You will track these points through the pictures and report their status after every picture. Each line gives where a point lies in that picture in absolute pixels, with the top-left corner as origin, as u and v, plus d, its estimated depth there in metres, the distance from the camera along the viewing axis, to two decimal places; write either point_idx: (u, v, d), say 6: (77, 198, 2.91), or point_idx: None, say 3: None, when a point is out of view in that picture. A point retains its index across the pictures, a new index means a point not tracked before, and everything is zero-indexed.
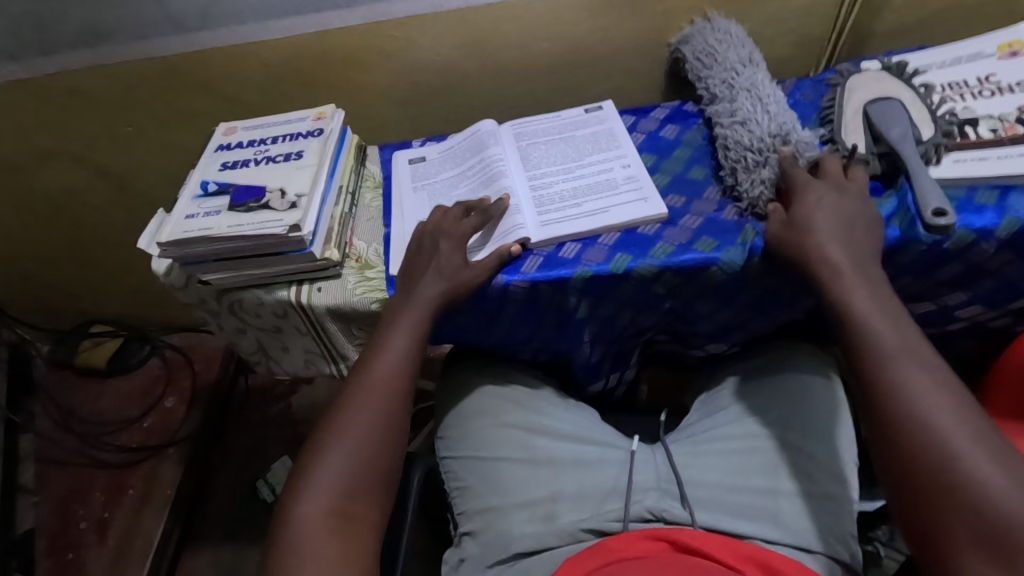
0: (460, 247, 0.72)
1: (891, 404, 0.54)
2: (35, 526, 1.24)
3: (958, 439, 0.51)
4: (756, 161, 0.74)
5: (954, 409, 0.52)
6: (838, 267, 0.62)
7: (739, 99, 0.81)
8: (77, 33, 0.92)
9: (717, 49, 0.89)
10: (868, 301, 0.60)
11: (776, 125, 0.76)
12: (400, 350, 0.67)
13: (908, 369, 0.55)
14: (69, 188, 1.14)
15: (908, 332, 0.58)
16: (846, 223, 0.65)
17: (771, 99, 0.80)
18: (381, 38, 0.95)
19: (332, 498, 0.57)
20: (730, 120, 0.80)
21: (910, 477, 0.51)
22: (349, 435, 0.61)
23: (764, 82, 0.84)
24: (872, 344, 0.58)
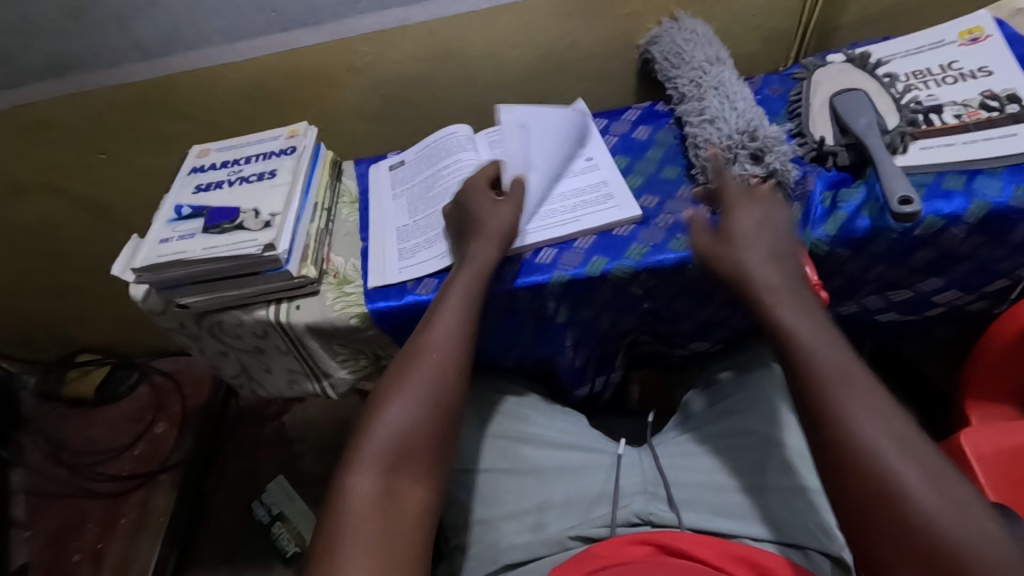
0: (495, 241, 0.70)
1: (834, 441, 0.51)
2: (28, 561, 1.23)
3: (907, 472, 0.48)
4: (726, 159, 0.75)
5: (897, 438, 0.49)
6: (767, 287, 0.61)
7: (707, 98, 0.82)
8: (45, 64, 0.92)
9: (684, 49, 0.90)
10: (806, 322, 0.58)
11: (742, 122, 0.77)
12: (455, 326, 0.64)
13: (846, 394, 0.52)
14: (46, 218, 1.14)
15: (845, 355, 0.55)
16: (774, 243, 0.64)
17: (738, 97, 0.81)
18: (350, 53, 0.95)
19: (389, 464, 0.55)
20: (699, 119, 0.81)
21: (867, 523, 0.48)
22: (412, 402, 0.58)
23: (732, 80, 0.84)
24: (810, 373, 0.55)
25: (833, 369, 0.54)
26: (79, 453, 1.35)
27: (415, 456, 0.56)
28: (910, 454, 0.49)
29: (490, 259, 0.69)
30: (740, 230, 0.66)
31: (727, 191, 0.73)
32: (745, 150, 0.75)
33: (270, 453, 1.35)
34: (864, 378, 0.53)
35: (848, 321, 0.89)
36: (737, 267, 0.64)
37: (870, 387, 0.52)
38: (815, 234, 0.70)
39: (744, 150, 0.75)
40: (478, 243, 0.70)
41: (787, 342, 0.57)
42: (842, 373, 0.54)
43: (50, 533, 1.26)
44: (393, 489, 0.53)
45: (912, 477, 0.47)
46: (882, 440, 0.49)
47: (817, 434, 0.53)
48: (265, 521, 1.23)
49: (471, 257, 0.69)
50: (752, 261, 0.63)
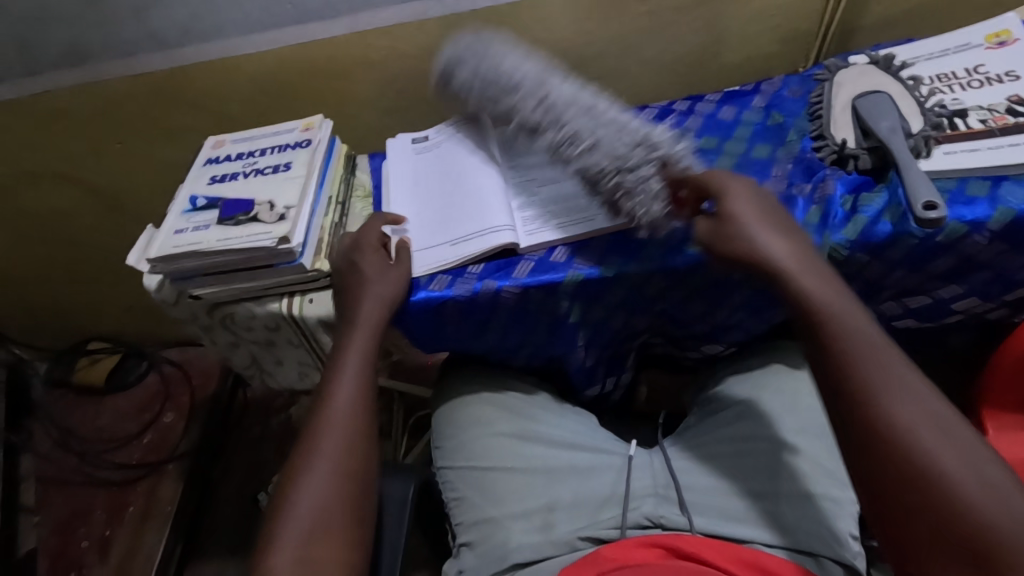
0: (380, 295, 0.69)
1: (871, 427, 0.51)
2: (37, 547, 1.24)
3: (934, 445, 0.48)
4: (635, 178, 0.68)
5: (931, 418, 0.50)
6: (789, 272, 0.60)
7: (577, 124, 0.73)
8: (63, 54, 0.92)
9: (498, 71, 0.82)
10: (832, 299, 0.58)
11: (631, 138, 0.70)
12: (356, 383, 0.64)
13: (873, 369, 0.53)
14: (60, 207, 1.14)
15: (874, 338, 0.55)
16: (783, 223, 0.64)
17: (604, 113, 0.74)
18: (366, 48, 0.95)
19: (307, 536, 0.53)
20: (580, 149, 0.71)
21: (908, 511, 0.48)
22: (319, 477, 0.57)
23: (580, 97, 0.76)
24: (841, 360, 0.54)
25: (865, 354, 0.54)
26: (88, 440, 1.36)
27: (331, 522, 0.55)
28: (942, 429, 0.49)
29: (377, 312, 0.68)
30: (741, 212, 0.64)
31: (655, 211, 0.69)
32: (649, 164, 0.69)
33: (276, 446, 1.36)
34: (896, 359, 0.53)
35: None
36: (757, 253, 0.62)
37: (900, 367, 0.53)
38: (835, 239, 0.69)
39: (647, 167, 0.68)
40: (362, 294, 0.69)
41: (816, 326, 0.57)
42: (875, 354, 0.53)
43: (59, 520, 1.27)
44: (315, 560, 0.52)
45: (949, 459, 0.48)
46: (914, 419, 0.50)
47: (840, 405, 0.53)
48: None
49: (357, 315, 0.68)
50: (773, 245, 0.62)
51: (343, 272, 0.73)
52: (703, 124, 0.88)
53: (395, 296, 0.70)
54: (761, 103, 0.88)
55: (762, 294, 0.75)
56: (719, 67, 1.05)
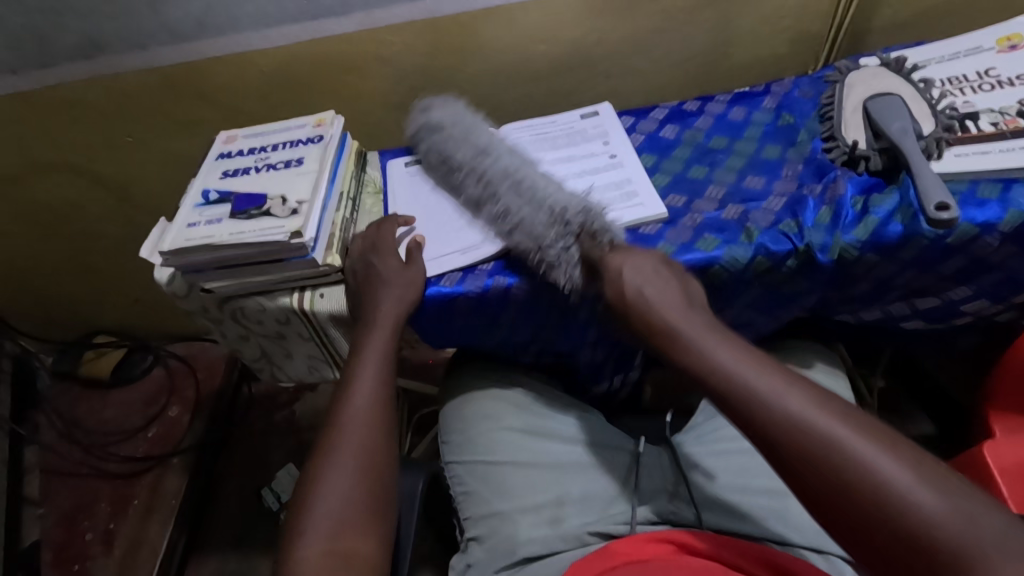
0: (402, 292, 0.70)
1: (790, 454, 0.45)
2: (41, 538, 1.24)
3: (840, 433, 0.45)
4: (552, 258, 0.68)
5: (839, 417, 0.46)
6: (674, 321, 0.57)
7: (503, 196, 0.72)
8: (76, 46, 0.92)
9: (450, 150, 0.80)
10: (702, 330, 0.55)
11: (550, 211, 0.69)
12: (376, 377, 0.64)
13: (760, 383, 0.49)
14: (71, 199, 1.14)
15: (759, 360, 0.51)
16: (652, 265, 0.63)
17: (529, 181, 0.72)
18: (378, 44, 0.95)
19: (336, 524, 0.52)
20: (506, 228, 0.72)
21: (857, 536, 0.42)
22: (344, 472, 0.56)
23: (512, 164, 0.75)
24: (736, 392, 0.49)
25: (755, 378, 0.49)
26: (93, 433, 1.37)
27: (358, 516, 0.53)
28: (845, 416, 0.46)
29: (397, 309, 0.69)
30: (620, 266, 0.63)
31: (570, 280, 0.68)
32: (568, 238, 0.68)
33: (280, 440, 1.36)
34: (785, 374, 0.50)
35: (872, 328, 0.88)
36: (647, 300, 0.59)
37: (790, 378, 0.49)
38: (846, 239, 0.69)
39: (566, 240, 0.68)
40: (382, 292, 0.70)
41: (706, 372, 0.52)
42: (764, 375, 0.49)
43: (64, 511, 1.27)
44: (345, 548, 0.51)
45: (874, 455, 0.43)
46: (831, 424, 0.45)
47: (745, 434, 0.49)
48: (275, 508, 1.25)
49: (377, 313, 0.68)
50: (648, 282, 0.61)
51: (361, 275, 0.73)
52: (714, 124, 0.88)
53: (414, 296, 0.70)
54: (771, 104, 0.89)
55: (772, 294, 0.75)
56: (729, 68, 1.05)
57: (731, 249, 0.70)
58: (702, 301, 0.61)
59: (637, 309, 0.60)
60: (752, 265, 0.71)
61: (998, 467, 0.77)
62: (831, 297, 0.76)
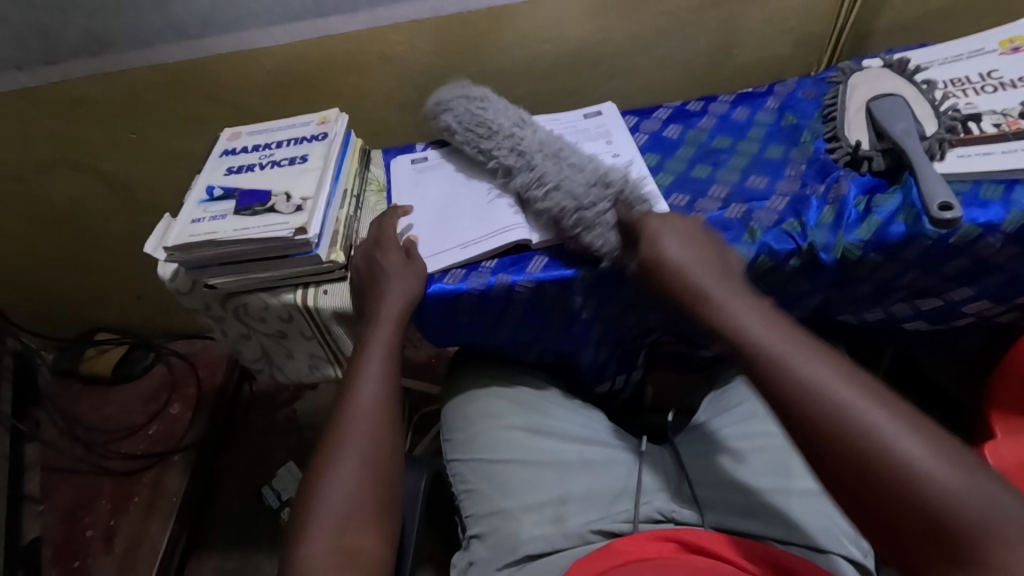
0: (404, 289, 0.69)
1: (806, 415, 0.47)
2: (42, 535, 1.24)
3: (872, 415, 0.45)
4: (592, 215, 0.68)
5: (859, 388, 0.47)
6: (705, 290, 0.59)
7: (541, 161, 0.74)
8: (82, 43, 0.93)
9: (485, 117, 0.81)
10: (740, 308, 0.56)
11: (591, 176, 0.71)
12: (381, 374, 0.64)
13: (797, 362, 0.50)
14: (74, 196, 1.15)
15: (790, 331, 0.53)
16: (692, 245, 0.64)
17: (566, 152, 0.75)
18: (383, 43, 0.96)
19: (341, 521, 0.52)
20: (543, 190, 0.71)
21: (864, 499, 0.43)
22: (349, 469, 0.56)
23: (549, 138, 0.78)
24: (764, 355, 0.52)
25: (781, 345, 0.51)
26: (94, 430, 1.37)
27: (363, 514, 0.53)
28: (881, 402, 0.46)
29: (402, 305, 0.69)
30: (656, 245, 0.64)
31: (611, 239, 0.68)
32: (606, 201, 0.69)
33: (281, 439, 1.36)
34: (811, 345, 0.51)
35: (874, 329, 0.88)
36: (681, 270, 0.61)
37: (816, 348, 0.51)
38: (849, 239, 0.69)
39: (605, 204, 0.69)
40: (386, 289, 0.70)
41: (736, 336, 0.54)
42: (790, 345, 0.51)
43: (64, 508, 1.27)
44: (350, 544, 0.51)
45: (888, 424, 0.44)
46: (846, 391, 0.47)
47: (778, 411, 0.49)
48: (275, 506, 1.25)
49: (381, 310, 0.68)
50: (684, 261, 0.62)
51: (365, 272, 0.74)
52: (717, 124, 0.89)
53: (417, 294, 0.70)
54: (774, 105, 0.89)
55: (775, 294, 0.76)
56: (732, 69, 1.05)
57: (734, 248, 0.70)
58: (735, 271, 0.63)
59: (665, 280, 0.62)
60: (755, 264, 0.71)
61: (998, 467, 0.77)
62: (833, 297, 0.76)
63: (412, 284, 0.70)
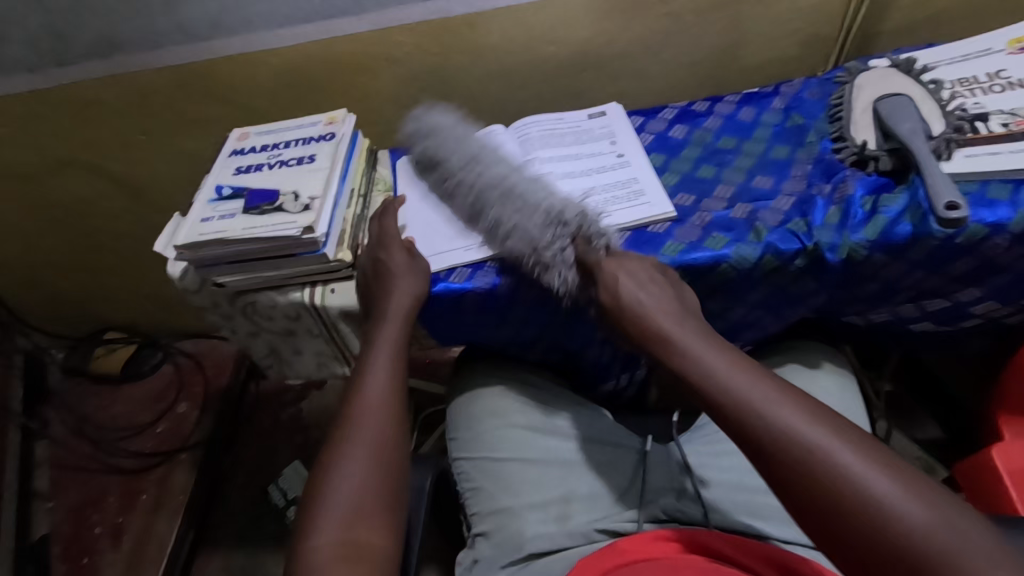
0: (408, 288, 0.70)
1: (779, 459, 0.45)
2: (51, 532, 1.25)
3: (841, 453, 0.44)
4: (553, 256, 0.68)
5: (827, 427, 0.46)
6: (669, 331, 0.57)
7: (491, 201, 0.73)
8: (93, 44, 0.94)
9: (442, 152, 0.80)
10: (701, 345, 0.55)
11: (548, 217, 0.69)
12: (388, 371, 0.64)
13: (764, 403, 0.48)
14: (84, 196, 1.16)
15: (752, 369, 0.51)
16: (649, 284, 0.63)
17: (519, 182, 0.73)
18: (389, 44, 0.96)
19: (349, 515, 0.53)
20: (501, 234, 0.71)
21: (840, 546, 0.42)
22: (357, 464, 0.56)
23: (501, 172, 0.74)
24: (729, 399, 0.50)
25: (750, 386, 0.49)
26: (102, 427, 1.37)
27: (370, 508, 0.54)
28: (848, 438, 0.45)
29: (407, 304, 0.69)
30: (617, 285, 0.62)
31: (568, 282, 0.69)
32: (568, 240, 0.69)
33: (286, 438, 1.37)
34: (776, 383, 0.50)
35: (880, 331, 0.88)
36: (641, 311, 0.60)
37: (781, 388, 0.49)
38: (854, 238, 0.69)
39: (562, 243, 0.68)
40: (392, 288, 0.70)
41: (701, 380, 0.52)
42: (758, 384, 0.50)
43: (73, 505, 1.28)
44: (357, 539, 0.52)
45: (860, 468, 0.43)
46: (818, 434, 0.45)
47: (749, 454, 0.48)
48: (280, 505, 1.25)
49: (387, 309, 0.69)
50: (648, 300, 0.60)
51: (370, 272, 0.74)
52: (723, 124, 0.89)
53: (423, 294, 0.71)
54: (780, 105, 0.89)
55: (780, 294, 0.75)
56: (738, 70, 1.06)
57: (740, 247, 0.70)
58: (693, 312, 0.61)
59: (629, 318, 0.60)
60: (760, 264, 0.71)
61: (1008, 470, 0.76)
62: (838, 297, 0.76)
63: (415, 284, 0.71)
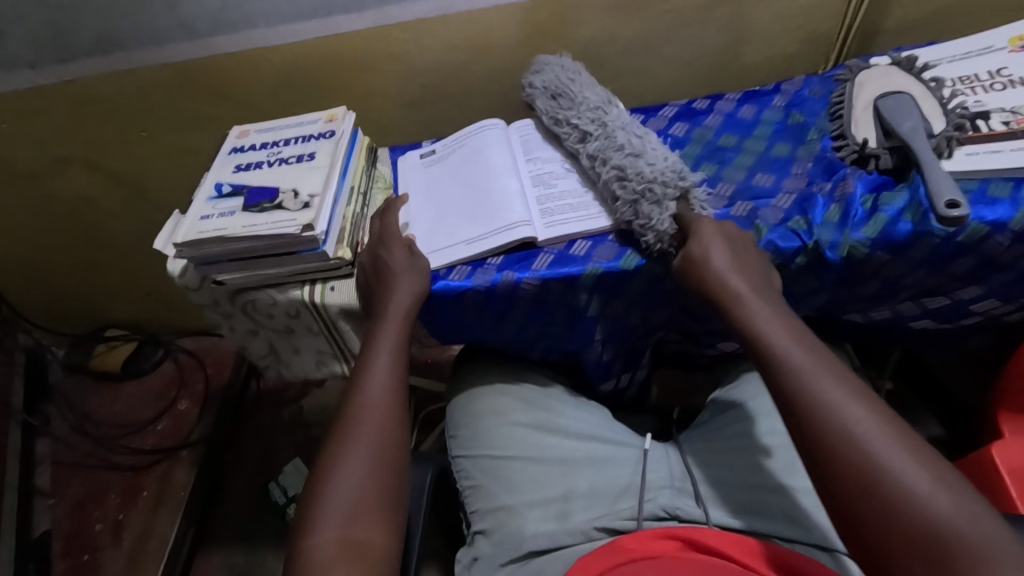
0: (406, 286, 0.70)
1: (821, 428, 0.49)
2: (52, 529, 1.26)
3: (886, 444, 0.46)
4: (664, 194, 0.69)
5: (880, 416, 0.48)
6: (742, 297, 0.60)
7: (616, 134, 0.75)
8: (93, 41, 0.94)
9: (570, 89, 0.83)
10: (771, 319, 0.57)
11: (672, 163, 0.71)
12: (389, 369, 0.64)
13: (824, 383, 0.51)
14: (84, 193, 1.16)
15: (816, 350, 0.54)
16: (736, 251, 0.64)
17: (646, 136, 0.76)
18: (390, 41, 0.96)
19: (349, 513, 0.53)
20: (623, 154, 0.72)
21: (855, 518, 0.45)
22: (358, 461, 0.56)
23: (632, 122, 0.79)
24: (789, 371, 0.53)
25: (809, 363, 0.52)
26: (103, 425, 1.38)
27: (371, 505, 0.54)
28: (896, 434, 0.47)
29: (407, 302, 0.69)
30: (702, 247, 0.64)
31: (665, 226, 0.68)
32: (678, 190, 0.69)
33: (288, 435, 1.37)
34: (839, 369, 0.52)
35: (881, 330, 0.88)
36: (716, 271, 0.62)
37: (846, 374, 0.52)
38: (855, 236, 0.68)
39: (673, 192, 0.69)
40: (393, 289, 0.69)
41: (767, 346, 0.55)
42: (824, 363, 0.53)
43: (74, 502, 1.29)
44: (356, 537, 0.52)
45: (899, 456, 0.46)
46: (868, 417, 0.48)
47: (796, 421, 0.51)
48: (281, 502, 1.24)
49: (388, 308, 0.68)
50: (728, 267, 0.62)
51: (371, 270, 0.74)
52: (724, 122, 0.89)
53: (423, 292, 0.70)
54: (781, 102, 0.89)
55: (781, 293, 0.75)
56: (738, 68, 1.05)
57: None
58: (773, 286, 0.63)
59: (702, 277, 0.63)
60: None
61: (1007, 468, 0.76)
62: (839, 295, 0.76)
63: (412, 280, 0.71)
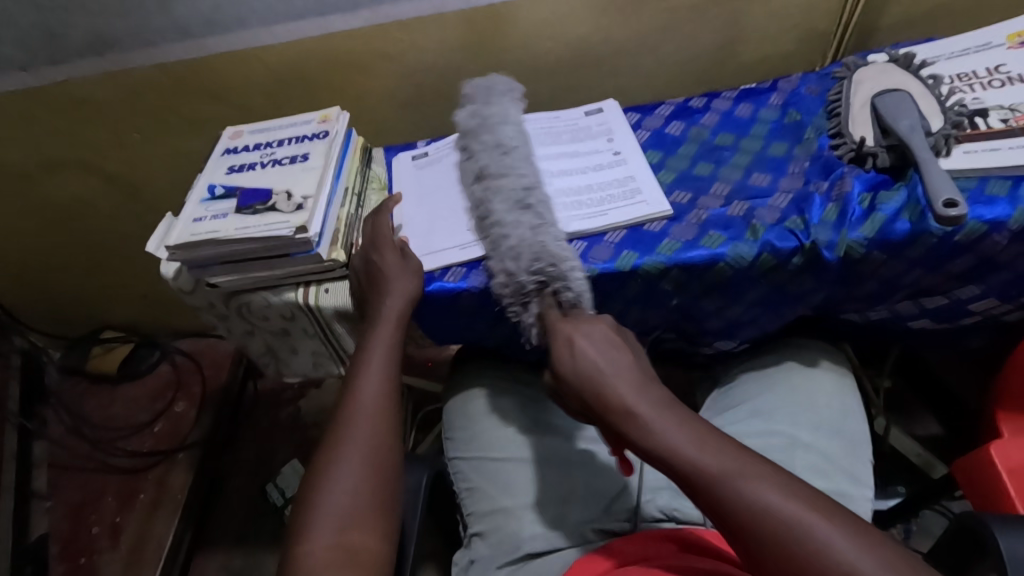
0: (399, 291, 0.69)
1: (755, 542, 0.46)
2: (49, 532, 1.25)
3: (823, 533, 0.45)
4: (518, 300, 0.67)
5: (799, 497, 0.47)
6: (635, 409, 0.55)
7: (497, 217, 0.71)
8: (85, 42, 0.93)
9: (480, 147, 0.78)
10: (668, 428, 0.53)
11: (527, 252, 0.66)
12: (384, 373, 0.64)
13: (742, 487, 0.48)
14: (79, 195, 1.15)
15: (721, 445, 0.51)
16: (615, 349, 0.59)
17: (532, 208, 0.71)
18: (384, 41, 0.95)
19: (344, 519, 0.53)
20: (495, 250, 0.70)
21: None
22: (352, 467, 0.56)
23: (516, 189, 0.72)
24: (701, 481, 0.50)
25: (725, 466, 0.49)
26: (100, 427, 1.37)
27: (367, 510, 0.54)
28: (822, 513, 0.46)
29: (401, 307, 0.68)
30: (580, 362, 0.59)
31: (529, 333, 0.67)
32: (539, 292, 0.66)
33: (286, 437, 1.37)
34: (748, 458, 0.50)
35: (880, 329, 0.87)
36: (603, 378, 0.57)
37: (755, 461, 0.50)
38: (853, 236, 0.68)
39: (535, 287, 0.66)
40: (385, 295, 0.69)
41: (669, 463, 0.52)
42: (732, 461, 0.50)
43: (71, 505, 1.28)
44: (351, 542, 0.51)
45: (839, 543, 0.44)
46: (794, 506, 0.46)
47: (729, 532, 0.48)
48: (279, 503, 1.24)
49: (381, 313, 0.68)
50: (609, 368, 0.58)
51: (363, 274, 0.74)
52: (720, 121, 0.88)
53: (416, 296, 0.70)
54: (778, 101, 0.88)
55: (778, 292, 0.74)
56: (735, 67, 1.05)
57: (736, 245, 0.70)
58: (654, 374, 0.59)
59: (587, 393, 0.58)
60: (756, 262, 0.70)
61: (1005, 467, 0.76)
62: (836, 295, 0.76)
63: (406, 283, 0.70)
